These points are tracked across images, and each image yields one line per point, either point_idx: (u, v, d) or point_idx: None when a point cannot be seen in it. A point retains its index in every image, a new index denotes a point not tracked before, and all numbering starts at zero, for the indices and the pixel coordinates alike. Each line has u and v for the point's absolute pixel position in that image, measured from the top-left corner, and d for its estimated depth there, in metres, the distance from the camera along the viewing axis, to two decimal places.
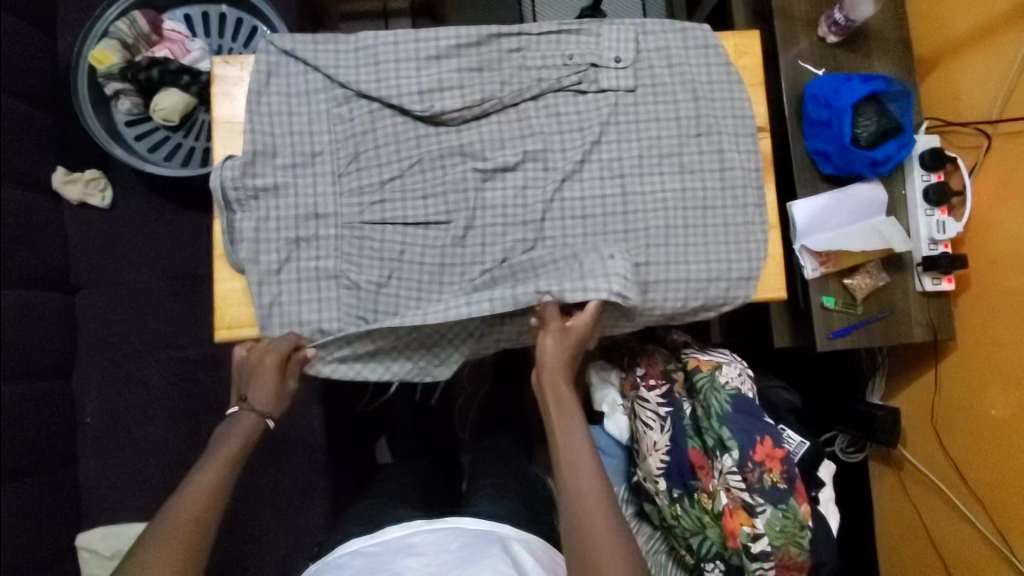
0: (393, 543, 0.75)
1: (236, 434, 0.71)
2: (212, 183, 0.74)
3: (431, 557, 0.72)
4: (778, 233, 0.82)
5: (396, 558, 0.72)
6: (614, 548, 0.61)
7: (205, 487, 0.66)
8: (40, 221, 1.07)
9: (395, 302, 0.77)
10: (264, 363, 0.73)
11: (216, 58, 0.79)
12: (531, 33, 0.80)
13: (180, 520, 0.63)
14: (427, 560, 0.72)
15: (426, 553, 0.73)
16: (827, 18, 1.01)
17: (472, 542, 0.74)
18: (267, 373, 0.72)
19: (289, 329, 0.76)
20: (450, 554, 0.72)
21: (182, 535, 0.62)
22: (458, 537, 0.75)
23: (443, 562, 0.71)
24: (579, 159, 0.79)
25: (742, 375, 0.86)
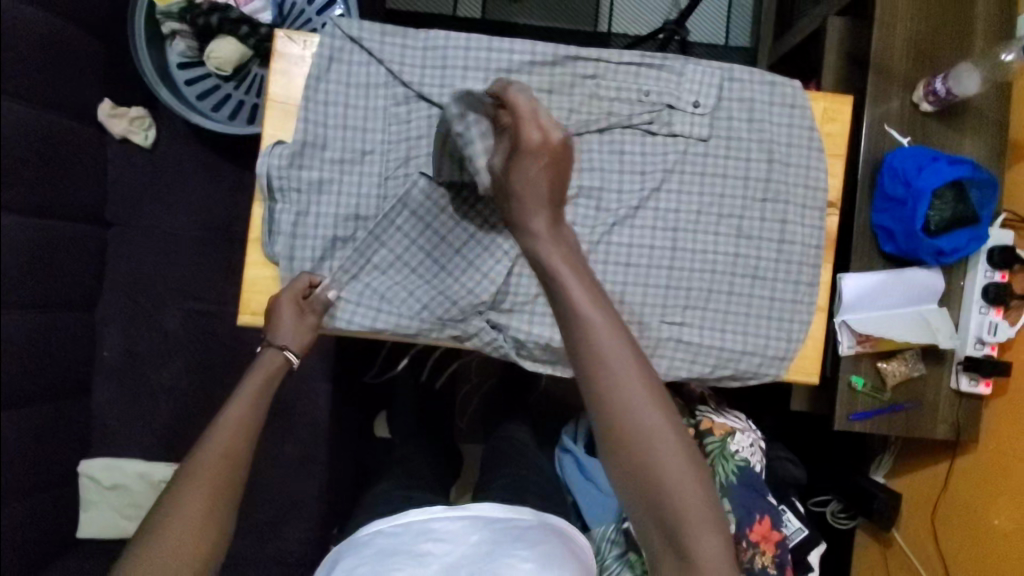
0: (418, 521, 0.70)
1: (259, 369, 0.67)
2: (258, 170, 0.73)
3: (453, 546, 0.66)
4: (825, 317, 0.78)
5: (417, 541, 0.67)
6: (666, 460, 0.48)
7: (233, 426, 0.61)
8: (84, 153, 1.06)
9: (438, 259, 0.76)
10: (282, 302, 0.70)
11: (280, 31, 0.76)
12: (610, 61, 0.75)
13: (208, 461, 0.58)
14: (449, 548, 0.66)
15: (447, 540, 0.67)
16: (926, 85, 0.94)
17: (495, 533, 0.68)
18: (283, 309, 0.70)
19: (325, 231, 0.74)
20: (471, 548, 0.66)
21: (212, 475, 0.57)
22: (479, 528, 0.69)
23: (464, 555, 0.65)
24: (634, 205, 0.76)
25: (753, 446, 0.87)
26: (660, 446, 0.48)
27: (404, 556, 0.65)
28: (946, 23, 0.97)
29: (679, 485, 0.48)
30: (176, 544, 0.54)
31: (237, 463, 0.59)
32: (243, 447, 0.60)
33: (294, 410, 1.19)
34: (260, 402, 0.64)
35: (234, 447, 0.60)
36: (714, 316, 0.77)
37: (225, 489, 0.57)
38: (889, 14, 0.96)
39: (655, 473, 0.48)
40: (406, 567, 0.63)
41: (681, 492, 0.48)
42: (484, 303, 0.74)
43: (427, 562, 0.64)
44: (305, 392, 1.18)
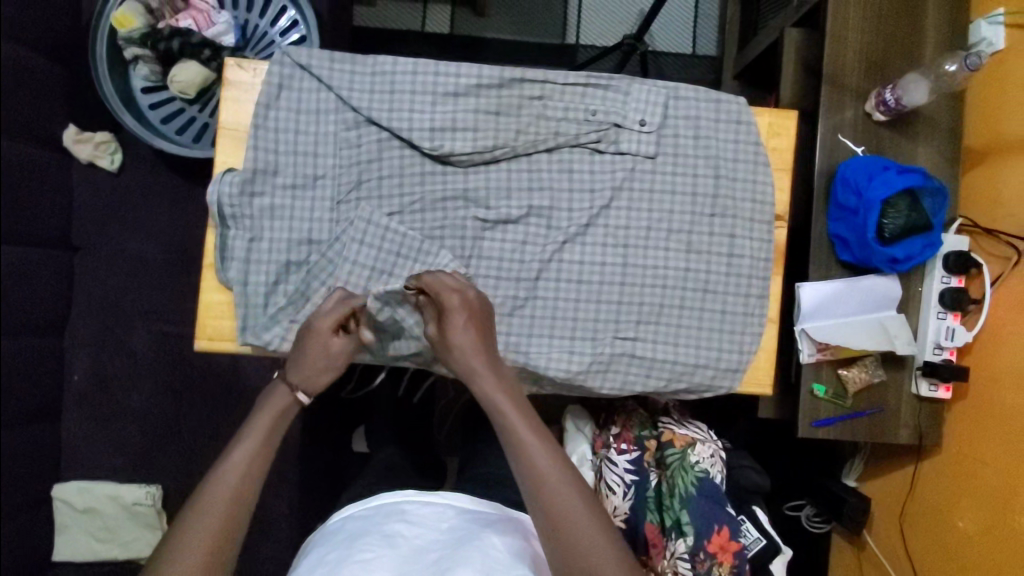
0: (387, 506, 0.70)
1: (270, 408, 0.67)
2: (209, 198, 0.73)
3: (424, 531, 0.67)
4: (776, 329, 0.79)
5: (388, 522, 0.67)
6: (571, 501, 0.61)
7: (242, 465, 0.62)
8: (48, 178, 1.06)
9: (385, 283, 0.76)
10: (312, 340, 0.69)
11: (229, 59, 0.76)
12: (556, 82, 0.76)
13: (217, 502, 0.59)
14: (419, 532, 0.67)
15: (420, 524, 0.68)
16: (877, 95, 0.96)
17: (467, 523, 0.69)
18: (312, 347, 0.68)
19: (276, 256, 0.75)
20: (443, 534, 0.67)
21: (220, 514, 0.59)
22: (452, 515, 0.70)
23: (435, 540, 0.66)
24: (583, 223, 0.77)
25: (713, 456, 0.87)
26: (558, 487, 0.61)
27: (372, 534, 0.65)
28: (896, 33, 0.99)
29: (569, 506, 0.61)
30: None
31: (243, 507, 0.60)
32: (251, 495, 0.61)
33: None
34: (271, 440, 0.65)
35: (243, 494, 0.61)
36: (664, 330, 0.78)
37: (231, 528, 0.59)
38: (840, 27, 0.98)
39: (557, 507, 0.60)
40: (375, 547, 0.63)
41: (578, 520, 0.60)
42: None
43: (395, 541, 0.65)
44: None
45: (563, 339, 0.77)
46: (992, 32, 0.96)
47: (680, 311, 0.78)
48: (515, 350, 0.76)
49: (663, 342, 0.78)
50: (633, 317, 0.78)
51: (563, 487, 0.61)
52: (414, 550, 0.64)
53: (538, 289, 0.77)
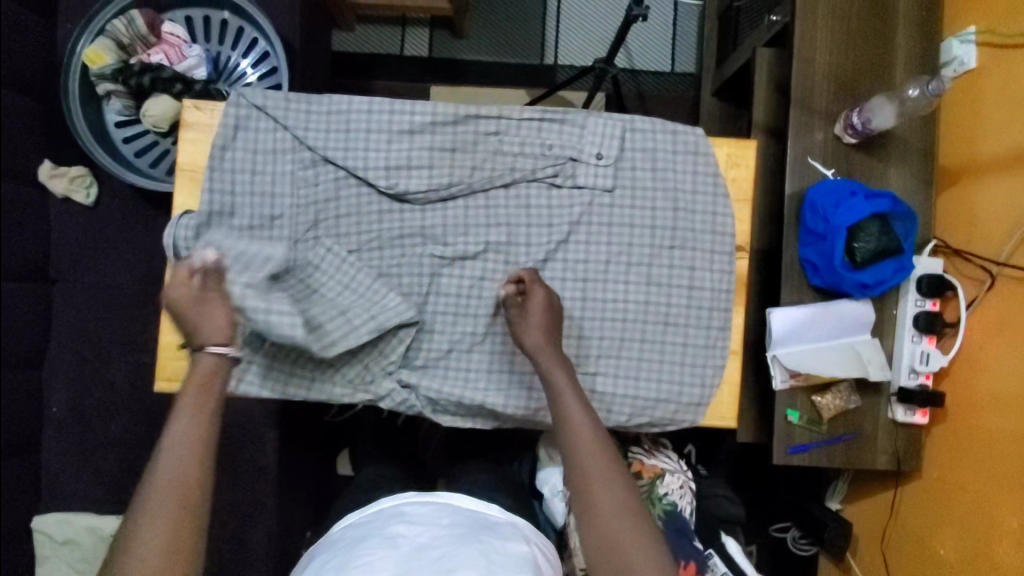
0: (384, 514, 0.67)
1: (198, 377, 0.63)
2: (166, 240, 0.74)
3: (424, 530, 0.63)
4: (739, 361, 0.78)
5: (388, 525, 0.64)
6: (616, 506, 0.60)
7: (181, 448, 0.59)
8: (24, 212, 1.07)
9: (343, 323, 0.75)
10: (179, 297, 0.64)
11: (187, 101, 0.77)
12: (511, 117, 0.76)
13: (164, 475, 0.58)
14: (419, 531, 0.63)
15: (420, 524, 0.64)
16: (845, 119, 0.95)
17: (466, 523, 0.65)
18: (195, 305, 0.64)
19: None
20: (444, 530, 0.62)
21: (174, 486, 0.58)
22: (453, 515, 0.66)
23: (437, 537, 0.62)
24: (541, 258, 0.76)
25: (683, 488, 0.86)
26: (606, 494, 0.60)
27: (373, 537, 0.62)
28: (866, 55, 0.98)
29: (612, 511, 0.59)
30: (148, 558, 0.54)
31: (192, 477, 0.58)
32: (197, 466, 0.59)
33: None
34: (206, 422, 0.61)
35: (190, 468, 0.59)
36: (625, 364, 0.77)
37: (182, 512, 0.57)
38: (807, 49, 0.98)
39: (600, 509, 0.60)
40: (376, 549, 0.59)
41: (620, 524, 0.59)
42: (394, 362, 0.75)
43: (396, 540, 0.61)
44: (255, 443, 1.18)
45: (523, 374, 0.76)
46: (964, 51, 0.95)
47: (642, 344, 0.77)
48: (474, 388, 0.75)
49: (625, 375, 0.77)
50: (596, 351, 0.77)
51: (609, 494, 0.60)
52: (416, 547, 0.60)
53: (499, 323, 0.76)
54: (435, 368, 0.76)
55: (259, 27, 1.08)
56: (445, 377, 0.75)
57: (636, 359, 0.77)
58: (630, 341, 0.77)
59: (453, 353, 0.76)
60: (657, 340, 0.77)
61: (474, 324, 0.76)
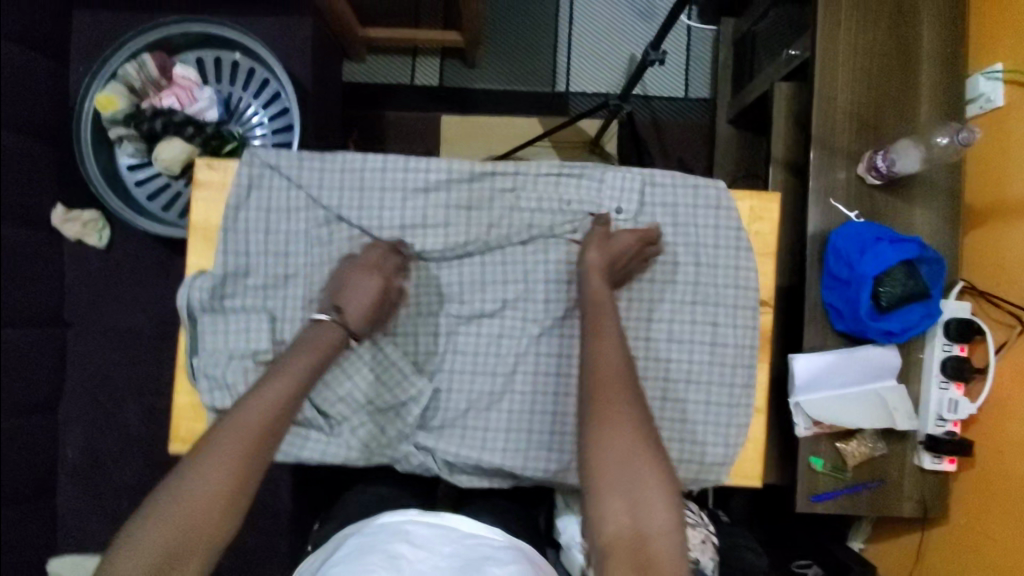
0: (384, 531, 0.61)
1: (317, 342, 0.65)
2: (179, 301, 0.72)
3: (428, 554, 0.58)
4: (763, 419, 0.77)
5: (390, 543, 0.58)
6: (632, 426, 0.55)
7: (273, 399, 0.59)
8: (38, 257, 1.07)
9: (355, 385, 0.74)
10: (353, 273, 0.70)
11: (200, 158, 0.76)
12: (529, 173, 0.75)
13: (235, 437, 0.56)
14: (423, 556, 0.58)
15: (424, 547, 0.59)
16: (868, 160, 0.93)
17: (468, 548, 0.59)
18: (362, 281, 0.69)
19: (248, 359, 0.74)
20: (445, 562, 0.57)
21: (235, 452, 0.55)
22: (456, 541, 0.61)
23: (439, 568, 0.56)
24: (560, 314, 0.75)
25: (705, 542, 0.83)
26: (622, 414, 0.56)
27: (377, 554, 0.57)
28: (888, 93, 0.96)
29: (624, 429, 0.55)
30: (186, 519, 0.51)
31: (256, 455, 0.56)
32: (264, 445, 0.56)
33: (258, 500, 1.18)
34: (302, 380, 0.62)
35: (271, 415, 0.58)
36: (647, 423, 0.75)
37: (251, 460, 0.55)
38: (828, 87, 0.95)
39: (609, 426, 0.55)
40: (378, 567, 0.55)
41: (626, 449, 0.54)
42: (411, 425, 0.73)
43: (399, 563, 0.56)
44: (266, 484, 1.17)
45: (542, 434, 0.74)
46: (990, 88, 0.92)
47: (665, 402, 0.76)
48: (492, 451, 0.73)
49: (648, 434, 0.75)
50: None
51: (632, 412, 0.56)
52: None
53: (520, 380, 0.75)
54: (452, 429, 0.74)
55: (270, 67, 1.07)
56: (463, 437, 0.74)
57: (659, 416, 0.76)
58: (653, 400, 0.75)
59: (471, 412, 0.74)
60: (680, 398, 0.76)
61: (493, 382, 0.75)
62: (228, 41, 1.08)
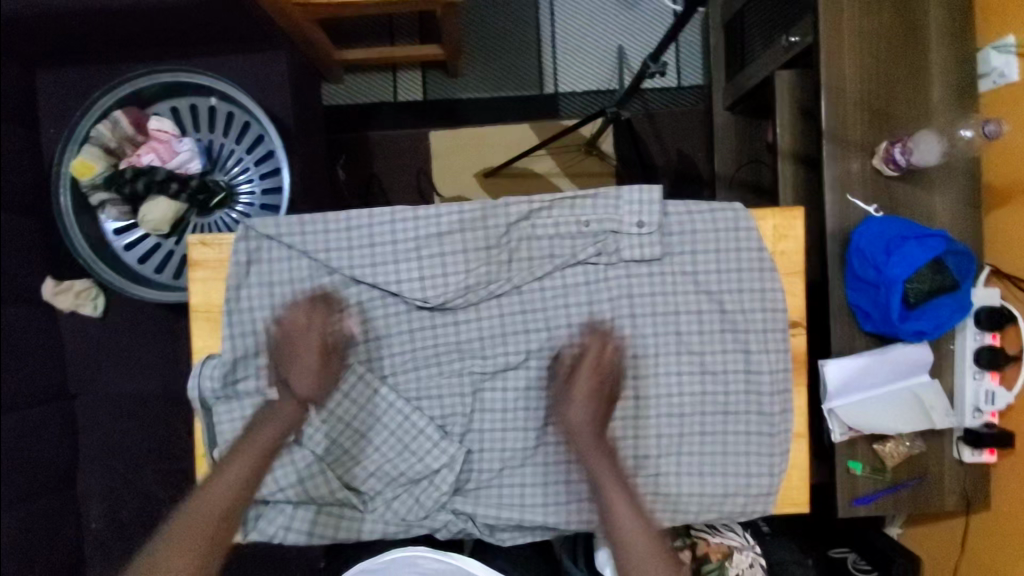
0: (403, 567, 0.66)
1: (273, 422, 0.68)
2: (191, 391, 0.70)
3: None
4: (805, 444, 0.74)
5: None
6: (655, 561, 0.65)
7: (232, 490, 0.66)
8: (31, 336, 1.02)
9: (378, 456, 0.72)
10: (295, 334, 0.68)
11: (192, 235, 0.72)
12: (541, 200, 0.70)
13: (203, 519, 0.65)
14: None
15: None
16: (884, 152, 0.89)
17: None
18: (308, 355, 0.68)
19: None
20: None
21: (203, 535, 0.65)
22: None
23: None
24: (587, 360, 0.72)
25: (754, 566, 0.83)
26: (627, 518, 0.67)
27: None
28: (899, 77, 0.91)
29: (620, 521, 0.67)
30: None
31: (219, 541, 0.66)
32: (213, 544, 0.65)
33: None
34: (263, 461, 0.67)
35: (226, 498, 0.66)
36: (684, 457, 0.73)
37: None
38: (836, 78, 0.91)
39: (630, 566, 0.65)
40: None
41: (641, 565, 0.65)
42: (446, 492, 0.71)
43: None
44: None
45: (575, 484, 0.72)
46: (1003, 63, 0.88)
47: (704, 436, 0.73)
48: (532, 508, 0.72)
49: (690, 471, 0.73)
50: (658, 449, 0.73)
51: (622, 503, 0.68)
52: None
53: (550, 426, 0.72)
54: (488, 488, 0.72)
55: (250, 112, 1.01)
56: (501, 494, 0.72)
57: (699, 451, 0.73)
58: (694, 437, 0.73)
59: (506, 468, 0.72)
60: (723, 430, 0.73)
61: (524, 432, 0.72)
62: (200, 86, 1.03)
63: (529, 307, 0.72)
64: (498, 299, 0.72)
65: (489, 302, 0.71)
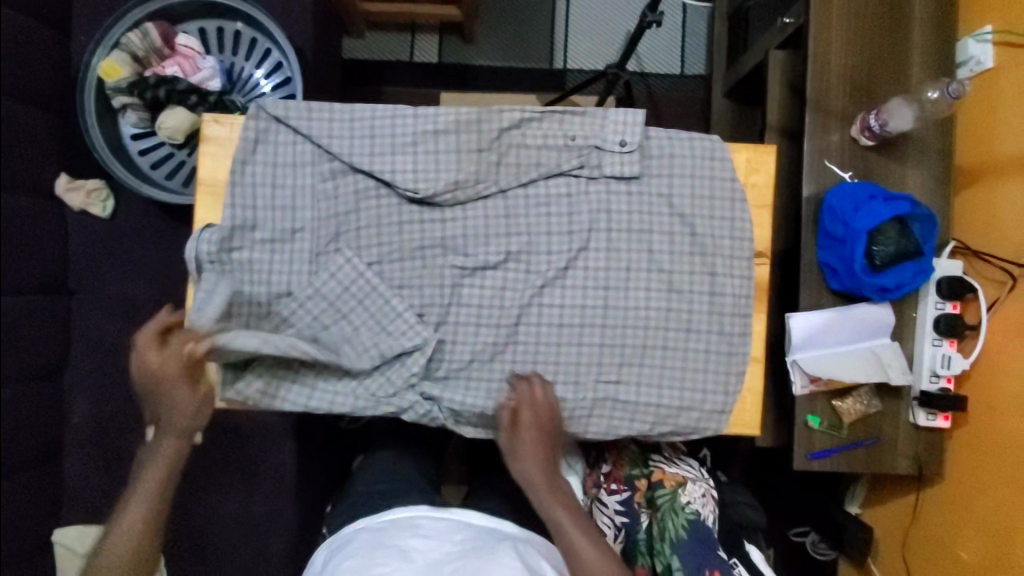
0: (405, 522, 0.72)
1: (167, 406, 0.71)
2: (188, 255, 0.74)
3: (437, 542, 0.69)
4: (760, 366, 0.78)
5: (404, 534, 0.70)
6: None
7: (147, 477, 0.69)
8: (42, 227, 1.07)
9: (355, 336, 0.76)
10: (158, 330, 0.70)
11: (207, 114, 0.77)
12: (533, 111, 0.75)
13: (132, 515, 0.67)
14: (432, 544, 0.69)
15: (433, 536, 0.70)
16: (861, 121, 0.95)
17: (477, 538, 0.71)
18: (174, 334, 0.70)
19: (257, 306, 0.75)
20: (457, 545, 0.69)
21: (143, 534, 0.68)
22: (466, 530, 0.72)
23: (450, 551, 0.68)
24: (562, 265, 0.76)
25: (705, 496, 0.86)
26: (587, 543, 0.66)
27: (389, 547, 0.68)
28: (881, 56, 0.97)
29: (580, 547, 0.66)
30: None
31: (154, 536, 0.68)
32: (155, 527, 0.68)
33: (262, 470, 1.16)
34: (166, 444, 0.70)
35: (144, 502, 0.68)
36: (646, 370, 0.77)
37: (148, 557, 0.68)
38: (823, 52, 0.97)
39: None
40: (390, 561, 0.65)
41: None
42: (417, 375, 0.75)
43: (412, 554, 0.67)
44: (271, 453, 1.16)
45: (540, 383, 0.76)
46: (980, 50, 0.94)
47: (665, 351, 0.77)
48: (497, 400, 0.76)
49: (650, 383, 0.77)
50: (621, 358, 0.77)
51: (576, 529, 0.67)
52: (427, 563, 0.66)
53: (522, 325, 0.77)
54: (457, 379, 0.76)
55: (274, 39, 1.08)
56: (469, 386, 0.76)
57: (660, 366, 0.77)
58: (656, 352, 0.77)
59: (476, 362, 0.76)
60: (684, 347, 0.77)
61: (497, 327, 0.76)
62: (229, 11, 1.09)
63: (512, 212, 0.77)
64: (484, 202, 0.77)
65: (475, 202, 0.76)
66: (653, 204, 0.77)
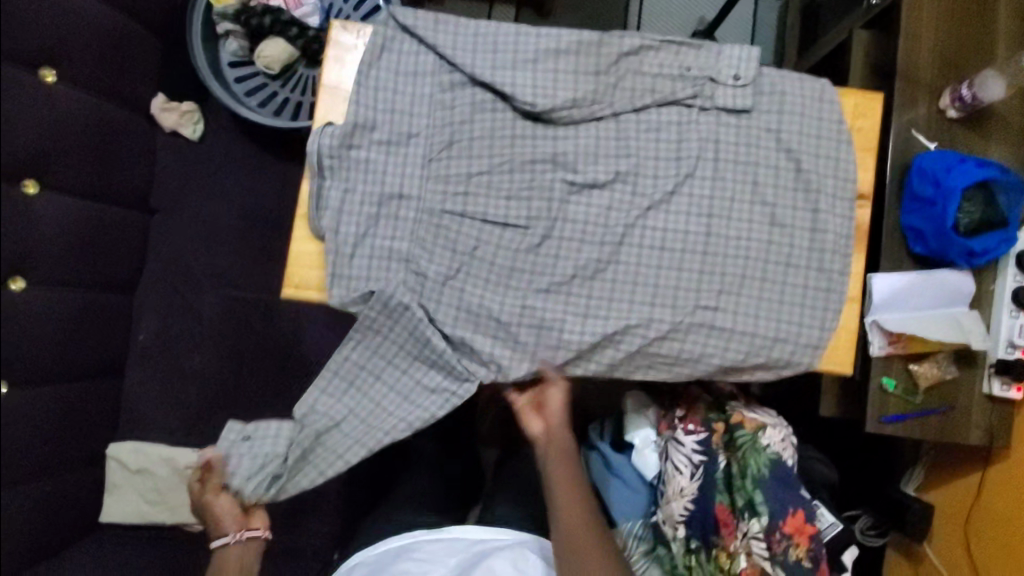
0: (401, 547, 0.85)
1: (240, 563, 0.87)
2: (310, 147, 0.76)
3: (433, 566, 0.83)
4: (855, 308, 0.80)
5: (398, 561, 0.83)
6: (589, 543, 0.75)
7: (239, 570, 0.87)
8: (135, 140, 1.09)
9: (460, 241, 0.77)
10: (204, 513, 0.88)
11: (335, 22, 0.81)
12: (652, 39, 0.78)
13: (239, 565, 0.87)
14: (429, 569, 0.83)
15: (428, 559, 0.84)
16: (952, 92, 0.97)
17: (470, 556, 0.84)
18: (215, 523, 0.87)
19: (368, 204, 0.77)
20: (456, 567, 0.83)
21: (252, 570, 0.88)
22: (460, 549, 0.86)
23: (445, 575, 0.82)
24: (669, 189, 0.78)
25: (784, 441, 0.86)
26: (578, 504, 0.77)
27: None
28: (969, 34, 1.00)
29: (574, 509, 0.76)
30: None
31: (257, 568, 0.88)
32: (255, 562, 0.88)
33: None
34: None
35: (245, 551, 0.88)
36: (743, 299, 0.78)
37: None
38: (915, 24, 1.00)
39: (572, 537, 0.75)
40: None
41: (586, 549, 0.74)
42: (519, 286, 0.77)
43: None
44: None
45: (639, 303, 0.77)
46: None
47: (764, 283, 0.78)
48: (596, 317, 0.77)
49: (747, 312, 0.77)
50: (721, 286, 0.78)
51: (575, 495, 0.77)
52: None
53: (625, 245, 0.78)
54: (558, 292, 0.77)
55: None
56: (568, 300, 0.77)
57: (757, 297, 0.78)
58: (755, 283, 0.78)
59: (578, 277, 0.77)
60: (782, 281, 0.78)
61: (601, 244, 0.77)
62: None
63: (623, 134, 0.79)
64: (597, 123, 0.79)
65: (589, 121, 0.78)
66: (760, 139, 0.79)
